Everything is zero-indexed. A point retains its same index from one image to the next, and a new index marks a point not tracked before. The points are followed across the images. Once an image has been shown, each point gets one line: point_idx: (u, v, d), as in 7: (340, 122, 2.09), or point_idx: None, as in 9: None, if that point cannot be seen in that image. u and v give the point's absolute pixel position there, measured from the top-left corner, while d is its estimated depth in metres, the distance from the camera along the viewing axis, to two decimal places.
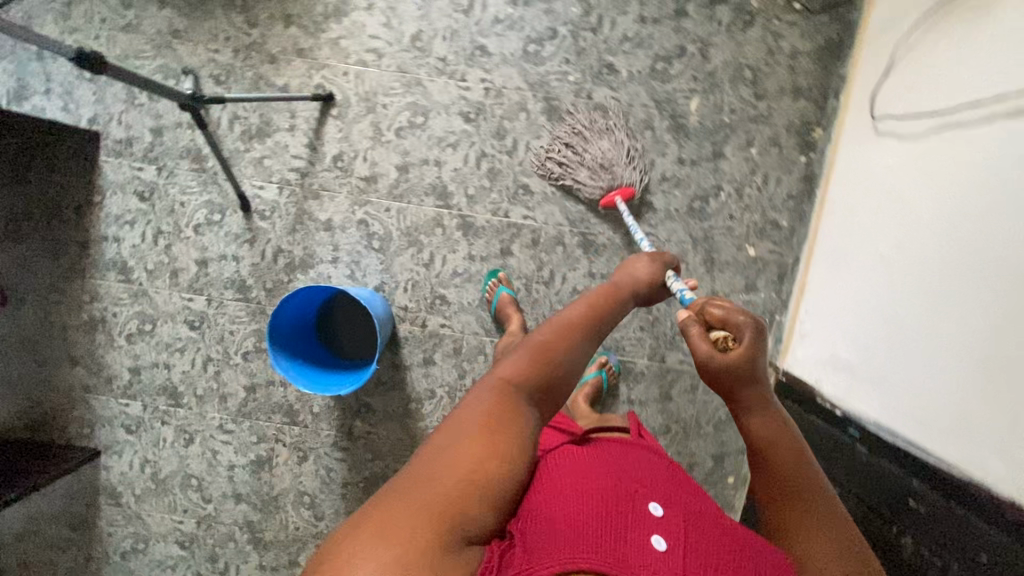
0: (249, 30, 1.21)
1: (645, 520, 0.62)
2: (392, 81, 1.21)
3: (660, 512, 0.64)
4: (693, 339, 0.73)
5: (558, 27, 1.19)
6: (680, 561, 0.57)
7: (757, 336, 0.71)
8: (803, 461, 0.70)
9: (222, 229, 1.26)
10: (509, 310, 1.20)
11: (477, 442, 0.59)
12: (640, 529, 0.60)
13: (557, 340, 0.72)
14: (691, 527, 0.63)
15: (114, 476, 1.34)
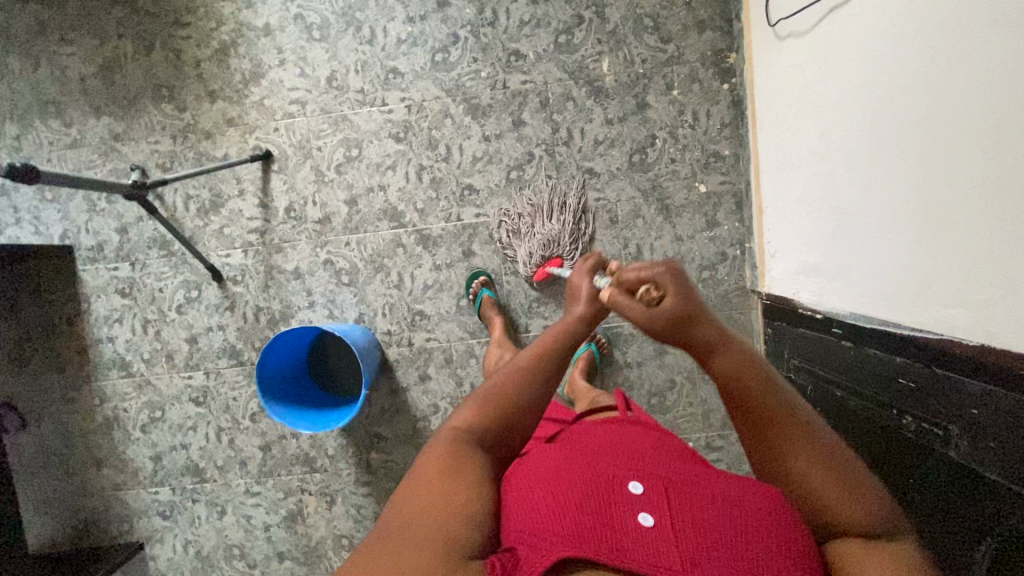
0: (181, 115, 1.28)
1: (629, 497, 0.59)
2: (320, 124, 1.27)
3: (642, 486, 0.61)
4: (625, 311, 0.66)
5: (458, 31, 1.24)
6: (669, 533, 0.54)
7: (676, 280, 0.64)
8: (777, 389, 0.62)
9: (202, 303, 1.32)
10: (491, 313, 1.23)
11: (442, 487, 0.56)
12: (625, 508, 0.57)
13: (508, 367, 0.69)
14: (675, 492, 0.60)
15: (161, 565, 1.38)
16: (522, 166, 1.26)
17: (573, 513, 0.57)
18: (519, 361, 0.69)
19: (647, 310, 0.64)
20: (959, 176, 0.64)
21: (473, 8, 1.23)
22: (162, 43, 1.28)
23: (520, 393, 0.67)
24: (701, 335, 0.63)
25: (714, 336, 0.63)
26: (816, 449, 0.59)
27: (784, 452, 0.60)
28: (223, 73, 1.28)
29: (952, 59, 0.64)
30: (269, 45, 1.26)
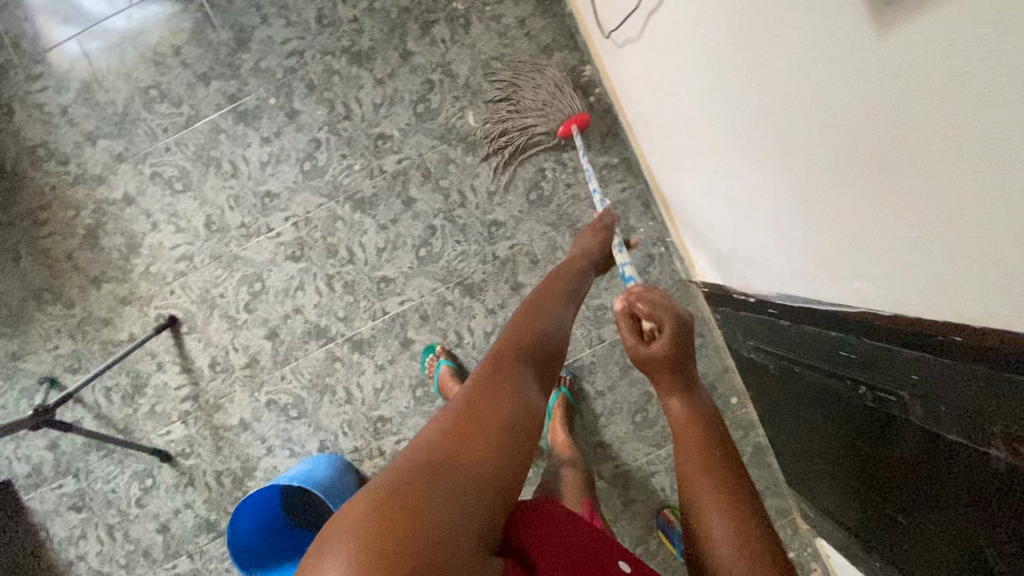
0: (72, 311, 1.23)
1: None
2: (215, 270, 1.23)
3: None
4: (622, 334, 0.71)
5: (317, 135, 1.22)
6: None
7: (680, 327, 0.68)
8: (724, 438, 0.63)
9: (160, 487, 1.26)
10: (450, 383, 1.16)
11: (494, 422, 0.49)
12: None
13: (547, 317, 0.66)
14: None
15: None
16: (428, 240, 1.23)
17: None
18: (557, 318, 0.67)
19: (640, 344, 0.69)
20: (813, 153, 0.63)
21: (325, 108, 1.22)
22: (32, 249, 1.23)
23: (554, 350, 0.63)
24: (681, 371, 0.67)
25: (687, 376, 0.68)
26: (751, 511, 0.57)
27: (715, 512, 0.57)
28: (100, 255, 1.23)
29: (768, 44, 0.63)
30: (137, 213, 1.23)
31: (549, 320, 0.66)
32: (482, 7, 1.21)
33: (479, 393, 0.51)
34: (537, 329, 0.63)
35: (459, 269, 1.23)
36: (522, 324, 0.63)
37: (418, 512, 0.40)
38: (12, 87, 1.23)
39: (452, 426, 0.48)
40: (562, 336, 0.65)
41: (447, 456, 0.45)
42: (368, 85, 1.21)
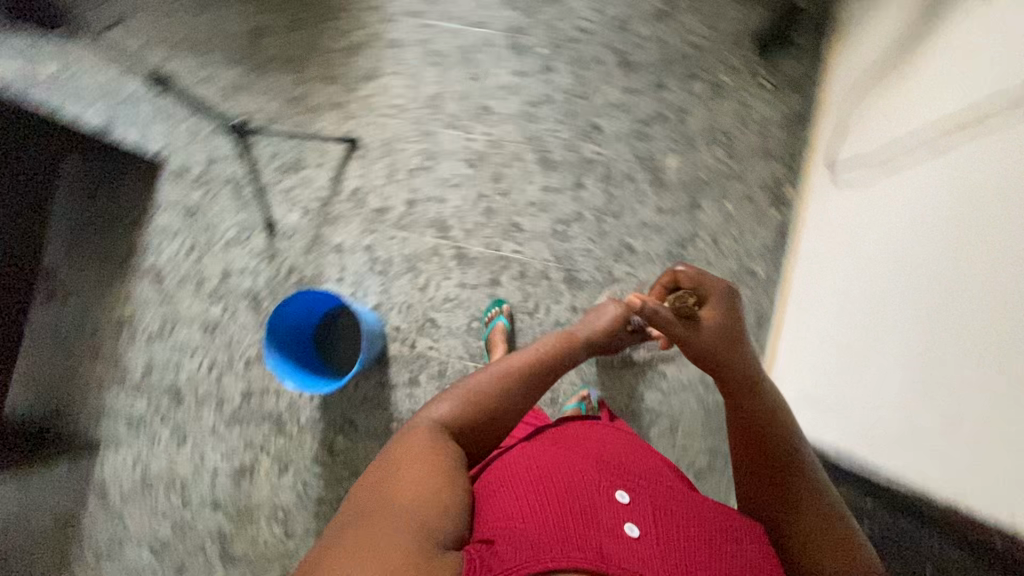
0: (298, 86, 1.46)
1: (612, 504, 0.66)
2: (408, 131, 1.42)
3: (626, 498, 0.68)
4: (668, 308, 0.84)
5: (553, 93, 1.40)
6: (652, 545, 0.61)
7: (729, 300, 0.86)
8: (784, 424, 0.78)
9: (248, 245, 1.43)
10: (496, 338, 1.26)
11: (435, 473, 0.67)
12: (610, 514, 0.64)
13: (505, 393, 0.81)
14: (658, 508, 0.67)
15: (106, 471, 1.40)
16: (570, 222, 1.35)
17: (563, 519, 0.62)
18: (509, 394, 0.81)
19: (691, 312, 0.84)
20: (962, 340, 0.70)
21: (572, 80, 1.39)
22: (309, 27, 1.48)
23: (495, 425, 0.80)
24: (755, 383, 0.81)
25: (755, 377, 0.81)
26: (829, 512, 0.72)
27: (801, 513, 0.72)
28: (345, 65, 1.45)
29: (980, 238, 0.70)
30: (391, 55, 1.45)
31: (506, 399, 0.81)
32: (743, 92, 1.35)
33: (417, 456, 0.69)
34: (485, 411, 0.79)
35: (575, 260, 1.34)
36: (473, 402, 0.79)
37: (394, 543, 0.58)
38: None
39: (409, 483, 0.66)
40: (512, 412, 0.81)
41: (402, 514, 0.62)
42: (616, 86, 1.38)
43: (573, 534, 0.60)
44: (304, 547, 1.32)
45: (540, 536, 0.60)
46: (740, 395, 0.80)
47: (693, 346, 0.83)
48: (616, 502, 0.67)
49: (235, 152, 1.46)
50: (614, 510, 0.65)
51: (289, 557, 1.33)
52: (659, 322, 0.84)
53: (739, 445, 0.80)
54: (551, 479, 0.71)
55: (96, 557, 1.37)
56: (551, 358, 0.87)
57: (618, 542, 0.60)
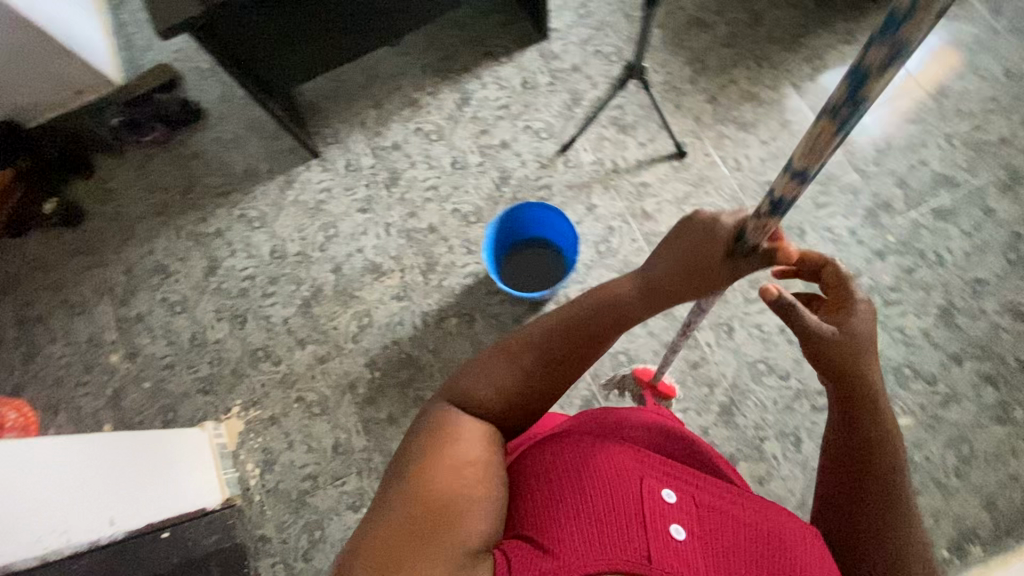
0: (687, 80, 1.50)
1: (659, 509, 0.62)
2: (728, 186, 1.41)
3: (673, 499, 0.64)
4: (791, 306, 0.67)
5: (864, 274, 1.31)
6: (700, 553, 0.59)
7: (852, 305, 0.68)
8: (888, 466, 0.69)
9: (538, 142, 1.51)
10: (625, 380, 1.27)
11: (472, 459, 0.64)
12: (658, 519, 0.61)
13: (522, 346, 0.73)
14: (711, 518, 0.64)
15: (302, 176, 1.55)
16: (773, 373, 1.28)
17: (602, 517, 0.59)
18: (527, 349, 0.73)
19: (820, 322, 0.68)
20: None
21: (894, 281, 1.30)
22: (739, 52, 1.52)
23: (510, 393, 0.72)
24: (868, 433, 0.69)
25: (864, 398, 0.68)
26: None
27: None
28: (735, 99, 1.47)
29: None
30: (774, 127, 1.44)
31: (520, 354, 0.73)
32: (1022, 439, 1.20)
33: (457, 441, 0.66)
34: (498, 375, 0.72)
35: (746, 403, 1.26)
36: (495, 369, 0.73)
37: (434, 548, 0.57)
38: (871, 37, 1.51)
39: (435, 484, 0.61)
40: (528, 359, 0.72)
41: (437, 515, 0.59)
42: (921, 322, 1.27)
43: (623, 544, 0.57)
44: (353, 359, 1.39)
45: (588, 540, 0.57)
46: (846, 440, 0.71)
47: (825, 354, 0.68)
48: (664, 506, 0.63)
49: (599, 79, 1.54)
50: (664, 517, 0.61)
51: (338, 354, 1.40)
52: (790, 324, 0.68)
53: (839, 508, 0.71)
54: (607, 472, 0.65)
55: (241, 216, 1.54)
56: (540, 341, 0.73)
57: (677, 557, 0.58)
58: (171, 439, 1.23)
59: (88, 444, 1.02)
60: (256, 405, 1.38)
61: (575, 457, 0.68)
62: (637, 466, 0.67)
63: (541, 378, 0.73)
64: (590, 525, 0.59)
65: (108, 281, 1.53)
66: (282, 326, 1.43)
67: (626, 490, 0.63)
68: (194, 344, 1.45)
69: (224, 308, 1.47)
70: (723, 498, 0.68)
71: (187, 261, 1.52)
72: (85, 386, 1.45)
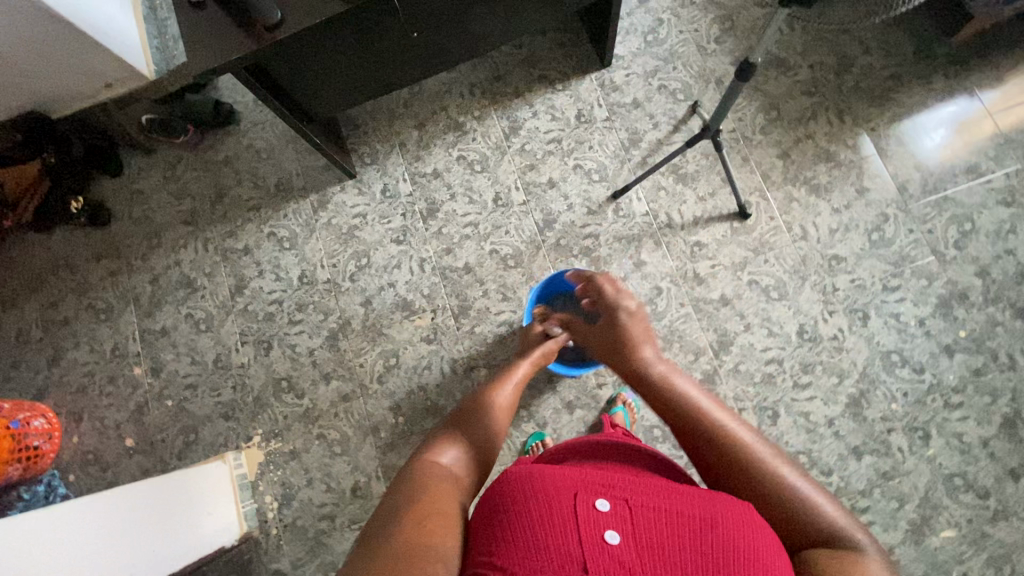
0: (758, 131, 1.37)
1: (591, 518, 0.56)
2: (789, 255, 1.31)
3: (607, 506, 0.58)
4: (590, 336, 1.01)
5: (926, 370, 1.22)
6: (637, 559, 0.52)
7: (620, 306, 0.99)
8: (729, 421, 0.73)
9: (588, 184, 1.41)
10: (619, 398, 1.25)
11: (439, 510, 0.64)
12: (589, 527, 0.55)
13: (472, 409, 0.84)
14: (655, 517, 0.56)
15: (337, 198, 1.47)
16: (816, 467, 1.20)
17: (532, 545, 0.54)
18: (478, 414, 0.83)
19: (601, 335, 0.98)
20: None
21: (958, 382, 1.21)
22: (821, 102, 1.37)
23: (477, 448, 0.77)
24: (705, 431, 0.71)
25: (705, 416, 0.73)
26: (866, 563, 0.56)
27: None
28: (808, 158, 1.35)
29: None
30: (848, 194, 1.32)
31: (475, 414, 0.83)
32: None
33: (430, 486, 0.67)
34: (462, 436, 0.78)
35: None
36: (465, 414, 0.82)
37: None
38: (972, 99, 1.35)
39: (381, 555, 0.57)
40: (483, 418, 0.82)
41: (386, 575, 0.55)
42: (980, 429, 1.19)
43: (562, 558, 0.52)
44: (378, 401, 1.35)
45: (534, 558, 0.53)
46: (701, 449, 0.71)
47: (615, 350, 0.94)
48: (597, 514, 0.56)
49: (660, 119, 1.42)
50: (597, 524, 0.55)
51: (361, 394, 1.36)
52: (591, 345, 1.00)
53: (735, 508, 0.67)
54: (534, 485, 0.60)
55: (270, 234, 1.47)
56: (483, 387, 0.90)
57: (609, 559, 0.52)
58: (171, 481, 1.22)
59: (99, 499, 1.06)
60: (277, 437, 1.36)
61: (511, 482, 0.63)
62: (564, 477, 0.62)
63: (492, 433, 0.81)
64: (523, 540, 0.55)
65: (134, 289, 1.50)
66: (308, 357, 1.39)
67: (559, 507, 0.57)
68: (218, 366, 1.42)
69: (250, 332, 1.43)
70: (664, 495, 0.60)
71: (213, 277, 1.47)
72: (108, 397, 1.44)
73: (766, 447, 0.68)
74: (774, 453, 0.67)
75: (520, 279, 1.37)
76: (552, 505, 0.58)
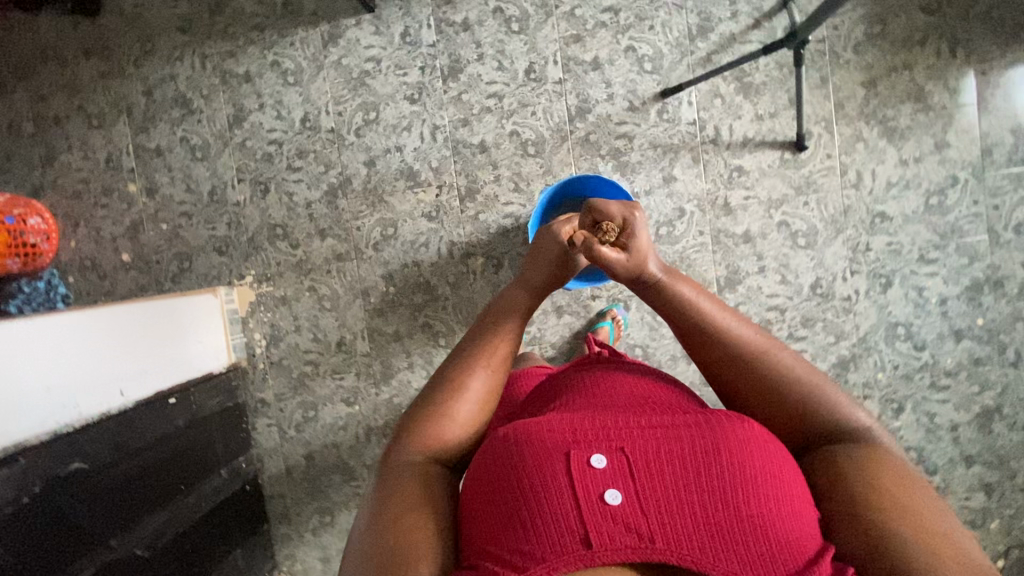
0: (852, 47, 1.15)
1: (589, 477, 0.52)
2: (833, 203, 1.19)
3: (602, 464, 0.53)
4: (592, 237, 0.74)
5: (927, 349, 1.19)
6: (642, 517, 0.50)
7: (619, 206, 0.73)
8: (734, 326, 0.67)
9: (636, 75, 1.22)
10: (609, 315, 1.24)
11: (420, 506, 0.59)
12: (589, 488, 0.52)
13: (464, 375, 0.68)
14: (654, 473, 0.52)
15: (352, 32, 1.29)
16: None
17: (533, 512, 0.51)
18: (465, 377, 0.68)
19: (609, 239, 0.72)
20: None
21: (954, 366, 1.18)
22: (937, 24, 1.14)
23: (457, 426, 0.65)
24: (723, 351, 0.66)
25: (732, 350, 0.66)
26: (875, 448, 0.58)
27: (870, 473, 0.55)
28: (897, 94, 1.15)
29: None
30: (923, 146, 1.16)
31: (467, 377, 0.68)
32: (985, 544, 1.19)
33: (408, 484, 0.60)
34: (439, 410, 0.65)
35: None
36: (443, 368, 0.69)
37: None
38: None
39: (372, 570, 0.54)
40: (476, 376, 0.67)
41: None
42: (955, 415, 1.19)
43: (566, 531, 0.50)
44: (371, 267, 1.33)
45: (535, 537, 0.50)
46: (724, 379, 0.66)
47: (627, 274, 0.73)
48: (595, 474, 0.53)
49: (741, 9, 1.19)
50: (596, 484, 0.52)
51: (355, 256, 1.33)
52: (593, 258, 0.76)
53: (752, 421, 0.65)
54: (521, 447, 0.55)
55: (274, 63, 1.32)
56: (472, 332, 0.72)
57: (614, 523, 0.50)
58: (172, 302, 1.22)
59: (113, 315, 1.07)
60: (269, 281, 1.37)
61: (499, 443, 0.57)
62: (550, 428, 0.56)
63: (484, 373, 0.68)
64: (519, 516, 0.51)
65: (126, 98, 1.38)
66: (305, 208, 1.34)
67: (552, 471, 0.53)
68: (213, 199, 1.38)
69: (247, 170, 1.35)
70: (658, 429, 0.56)
71: (211, 101, 1.35)
72: (104, 208, 1.42)
73: (766, 339, 0.66)
74: (782, 349, 0.66)
75: (538, 171, 1.26)
76: (543, 466, 0.53)
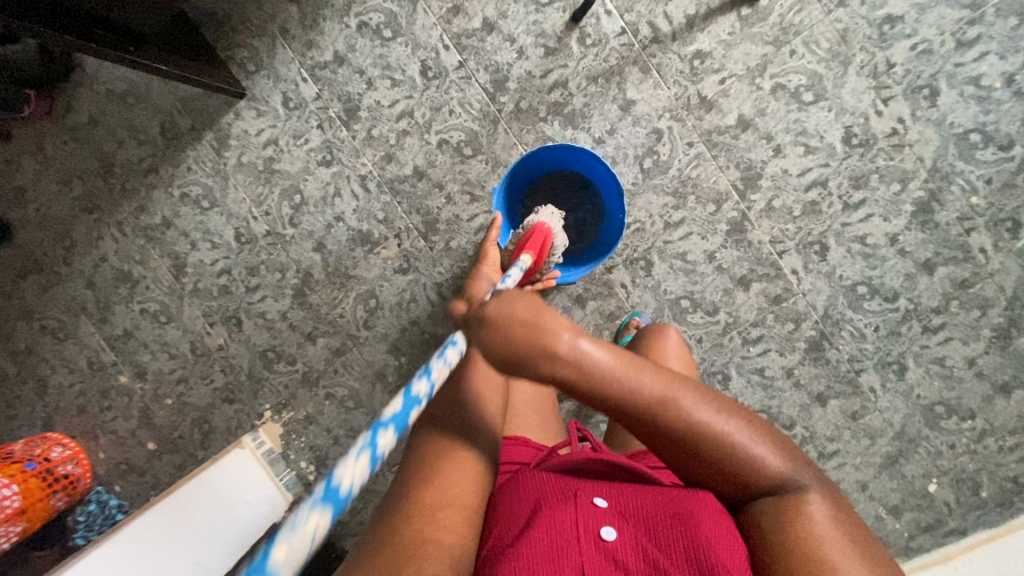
0: None
1: (598, 511, 0.59)
2: (822, 35, 0.97)
3: (604, 505, 0.60)
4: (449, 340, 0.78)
5: (1017, 143, 0.96)
6: (626, 550, 0.55)
7: None
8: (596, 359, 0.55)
9: (537, 14, 1.04)
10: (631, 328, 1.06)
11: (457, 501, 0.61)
12: (593, 517, 0.58)
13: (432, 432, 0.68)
14: (639, 520, 0.59)
15: (237, 126, 1.18)
16: (876, 297, 1.02)
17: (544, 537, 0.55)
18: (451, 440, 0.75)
19: None
20: None
21: None
22: None
23: None
24: (669, 421, 0.56)
25: (665, 410, 0.56)
26: (809, 507, 0.55)
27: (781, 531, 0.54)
28: None
29: None
30: None
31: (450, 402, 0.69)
32: None
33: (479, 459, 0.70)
34: None
35: (840, 335, 1.05)
36: None
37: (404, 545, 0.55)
38: None
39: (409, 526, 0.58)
40: None
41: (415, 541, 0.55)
42: None
43: (562, 553, 0.54)
44: (372, 347, 1.20)
45: (527, 551, 0.54)
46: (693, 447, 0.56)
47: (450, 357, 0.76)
48: (595, 512, 0.59)
49: None
50: (596, 518, 0.58)
51: (352, 343, 1.21)
52: None
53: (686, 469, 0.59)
54: (539, 480, 0.64)
55: (184, 195, 1.23)
56: None
57: (605, 557, 0.54)
58: (212, 488, 1.15)
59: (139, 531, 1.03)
60: (287, 407, 1.27)
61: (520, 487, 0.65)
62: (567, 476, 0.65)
63: None
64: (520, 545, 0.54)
65: (76, 298, 1.33)
66: (282, 321, 1.24)
67: (562, 507, 0.59)
68: (197, 354, 1.30)
69: (213, 311, 1.27)
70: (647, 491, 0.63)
71: (147, 263, 1.28)
72: (110, 410, 1.38)
73: (682, 394, 0.57)
74: (709, 407, 0.57)
75: (485, 169, 1.10)
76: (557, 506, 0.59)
